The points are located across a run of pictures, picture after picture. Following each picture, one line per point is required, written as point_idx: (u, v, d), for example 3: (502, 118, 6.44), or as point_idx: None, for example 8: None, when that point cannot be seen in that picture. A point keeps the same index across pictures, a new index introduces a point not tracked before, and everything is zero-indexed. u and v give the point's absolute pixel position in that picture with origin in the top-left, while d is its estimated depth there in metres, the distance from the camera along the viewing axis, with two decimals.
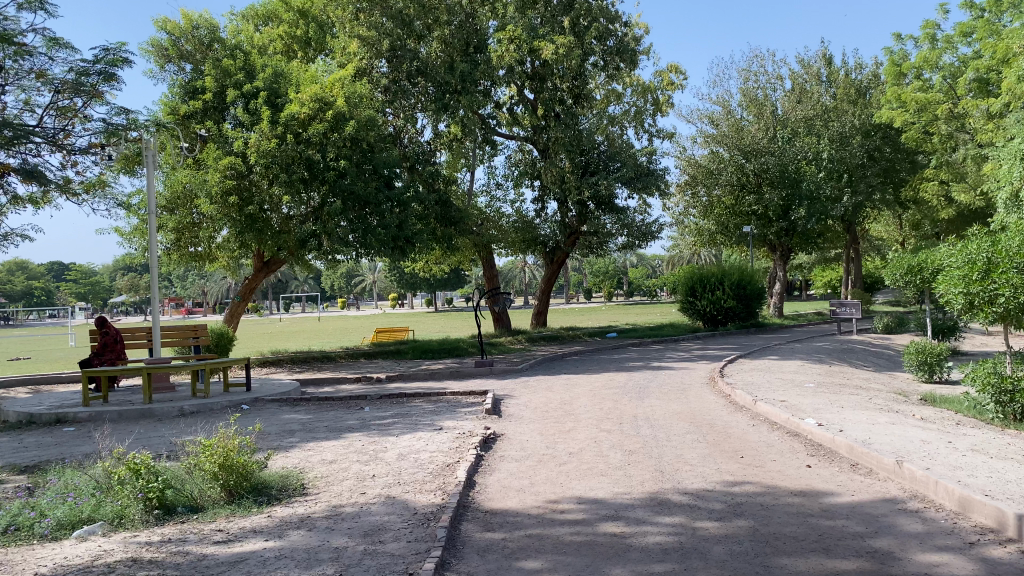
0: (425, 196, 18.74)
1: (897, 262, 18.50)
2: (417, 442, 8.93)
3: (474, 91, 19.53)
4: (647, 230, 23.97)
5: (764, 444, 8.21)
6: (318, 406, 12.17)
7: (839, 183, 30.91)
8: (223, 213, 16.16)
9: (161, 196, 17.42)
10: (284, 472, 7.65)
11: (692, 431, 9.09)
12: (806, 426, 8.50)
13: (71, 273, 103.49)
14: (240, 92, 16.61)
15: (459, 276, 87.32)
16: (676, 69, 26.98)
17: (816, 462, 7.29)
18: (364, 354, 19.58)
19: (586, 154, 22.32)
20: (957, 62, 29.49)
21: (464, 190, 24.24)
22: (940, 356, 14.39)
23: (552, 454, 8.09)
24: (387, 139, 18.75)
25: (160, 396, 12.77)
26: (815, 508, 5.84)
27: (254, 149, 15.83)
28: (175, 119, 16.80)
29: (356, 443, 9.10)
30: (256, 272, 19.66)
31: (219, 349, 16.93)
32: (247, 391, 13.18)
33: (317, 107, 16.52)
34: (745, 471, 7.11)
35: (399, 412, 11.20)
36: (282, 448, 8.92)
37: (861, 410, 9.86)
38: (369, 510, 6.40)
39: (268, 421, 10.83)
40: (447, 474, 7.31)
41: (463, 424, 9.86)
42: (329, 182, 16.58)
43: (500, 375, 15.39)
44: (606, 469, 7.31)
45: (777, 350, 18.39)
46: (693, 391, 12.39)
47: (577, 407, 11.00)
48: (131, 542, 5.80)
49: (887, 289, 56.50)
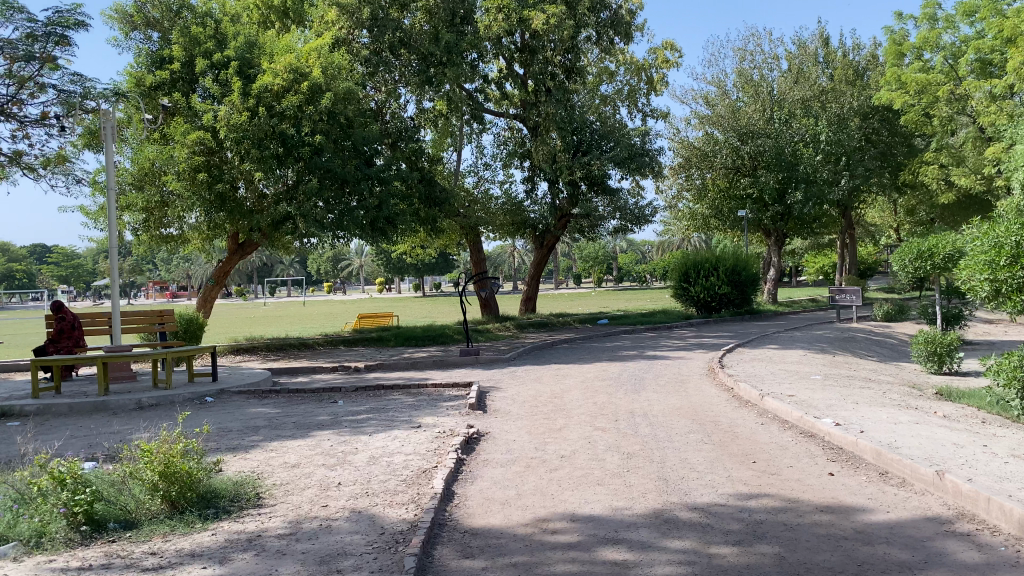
0: (408, 175, 17.81)
1: (904, 247, 17.76)
2: (391, 442, 8.05)
3: (460, 63, 18.47)
4: (640, 214, 23.12)
5: (777, 447, 7.37)
6: (289, 399, 11.26)
7: (836, 167, 30.08)
8: (191, 191, 15.15)
9: (126, 173, 16.37)
10: (237, 480, 6.74)
11: (695, 430, 8.24)
12: (822, 427, 7.68)
13: (54, 256, 101.69)
14: (210, 62, 15.53)
15: (448, 261, 85.96)
16: (670, 46, 26.07)
17: (839, 470, 6.47)
18: (344, 341, 18.67)
19: (578, 133, 21.43)
20: (958, 42, 28.63)
21: (450, 171, 23.24)
22: (951, 346, 13.65)
23: (542, 457, 7.23)
24: (367, 114, 17.78)
25: (118, 386, 11.83)
26: (848, 529, 5.03)
27: (224, 124, 14.73)
28: (141, 90, 15.70)
29: (324, 443, 8.21)
30: (230, 255, 18.64)
31: (187, 337, 15.92)
32: (213, 381, 12.24)
33: (291, 78, 15.45)
34: (760, 481, 6.26)
35: (374, 407, 10.29)
36: (241, 450, 8.02)
37: (878, 406, 9.06)
38: (330, 526, 5.52)
39: (232, 417, 9.91)
40: (423, 483, 6.43)
41: (443, 421, 8.97)
42: (304, 158, 15.62)
43: (486, 365, 14.49)
44: (603, 477, 6.46)
45: (776, 339, 17.61)
46: (692, 384, 11.56)
47: (569, 402, 10.16)
48: (43, 569, 4.89)
49: (878, 276, 55.86)
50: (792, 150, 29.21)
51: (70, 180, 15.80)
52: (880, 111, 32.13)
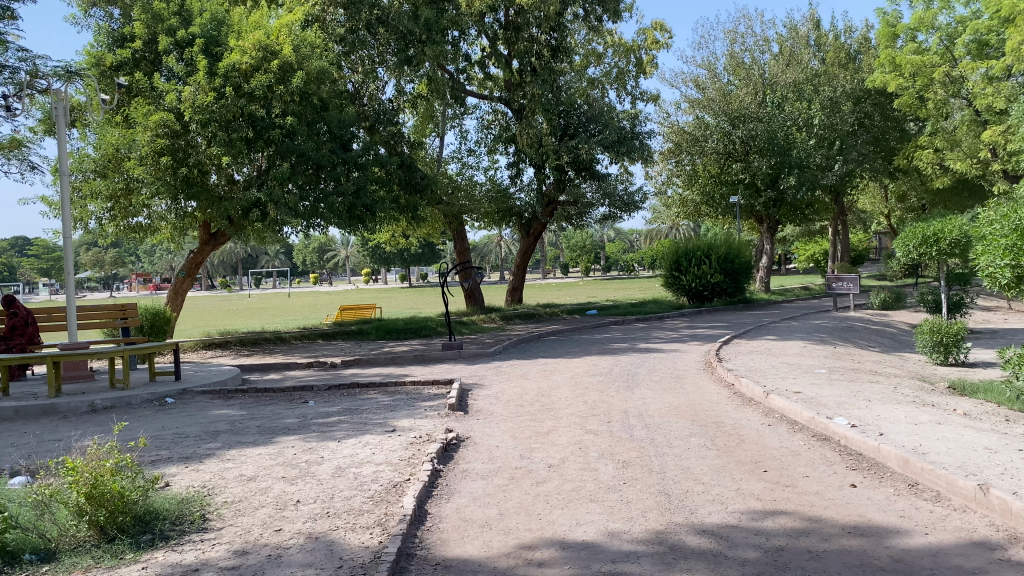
0: (386, 160, 16.96)
1: (906, 234, 17.19)
2: (361, 450, 7.26)
3: (441, 42, 17.59)
4: (631, 200, 22.39)
5: (788, 453, 6.64)
6: (256, 400, 10.43)
7: (829, 151, 29.42)
8: (154, 176, 14.28)
9: (89, 159, 15.42)
10: (181, 498, 5.95)
11: (696, 433, 7.50)
12: (837, 429, 6.96)
13: (34, 248, 99.58)
14: (174, 40, 14.62)
15: (434, 251, 84.73)
16: (660, 26, 25.27)
17: (861, 480, 5.76)
18: (322, 334, 17.85)
19: (564, 116, 20.66)
20: (954, 23, 27.64)
21: (432, 156, 22.38)
22: (957, 336, 13.03)
23: (527, 467, 6.45)
24: (343, 96, 16.93)
25: (74, 387, 10.97)
26: (884, 557, 4.31)
27: (189, 105, 13.88)
28: (100, 70, 14.80)
29: (287, 451, 7.41)
30: (202, 245, 17.72)
31: (154, 332, 15.01)
32: (176, 380, 11.40)
33: (261, 56, 14.58)
34: (774, 495, 5.53)
35: (347, 408, 9.50)
36: (194, 461, 7.21)
37: (892, 404, 8.35)
38: (281, 557, 4.72)
39: (191, 421, 9.09)
40: (392, 501, 5.65)
41: (421, 424, 8.20)
42: (275, 141, 14.70)
43: (470, 360, 13.70)
44: (596, 491, 5.70)
45: (773, 329, 16.91)
46: (689, 379, 10.84)
47: (557, 400, 9.42)
48: None
49: (868, 262, 55.47)
50: (784, 133, 28.54)
51: (26, 166, 14.83)
52: (873, 94, 31.45)
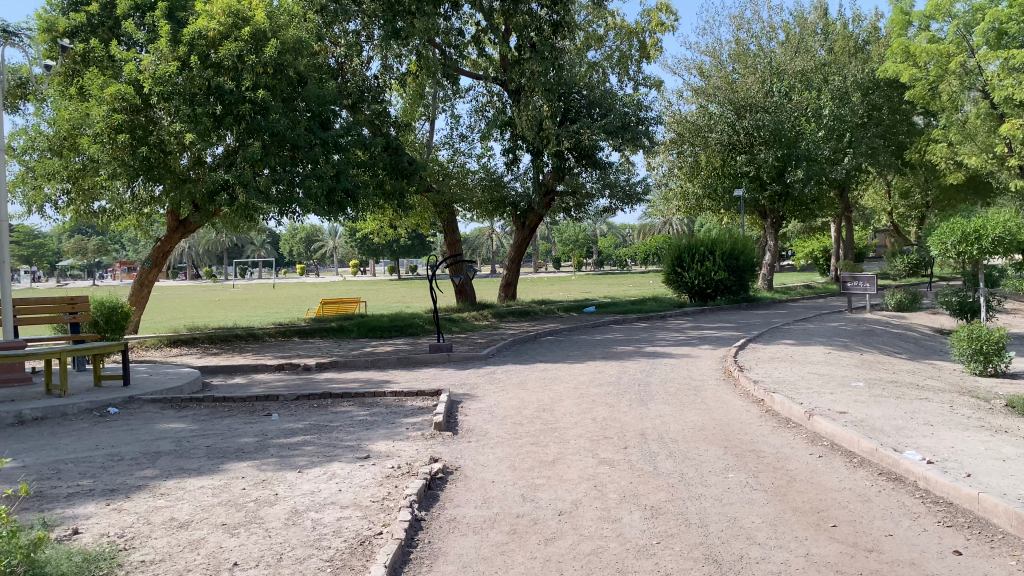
0: (370, 142, 15.51)
1: (944, 229, 16.04)
2: (325, 485, 5.90)
3: (432, 13, 16.25)
4: (633, 192, 21.10)
5: (855, 498, 5.33)
6: (212, 411, 9.04)
7: (838, 144, 28.20)
8: (112, 156, 12.92)
9: (43, 136, 14.04)
10: (85, 556, 4.48)
11: (732, 467, 6.17)
12: (910, 467, 5.67)
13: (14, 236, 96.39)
14: (135, 4, 13.38)
15: (425, 244, 82.37)
16: (666, 8, 23.98)
17: (966, 545, 4.46)
18: (299, 332, 16.43)
19: (563, 99, 19.37)
20: (970, 11, 26.49)
21: (421, 141, 21.04)
22: (999, 344, 11.79)
23: (532, 516, 5.11)
24: (324, 70, 15.50)
25: (5, 392, 9.53)
26: None
27: (151, 76, 12.61)
28: (52, 36, 13.45)
29: (235, 485, 6.03)
30: (170, 234, 16.19)
31: (110, 329, 13.56)
32: (124, 386, 9.97)
33: (231, 23, 13.29)
34: (858, 566, 4.21)
35: (315, 424, 8.12)
36: (118, 497, 5.81)
37: (959, 429, 7.06)
38: None
39: (131, 439, 7.70)
40: (356, 570, 4.28)
41: (400, 449, 6.86)
42: (244, 118, 13.22)
43: (460, 364, 12.32)
44: (623, 559, 4.35)
45: (789, 332, 15.61)
46: (709, 391, 9.53)
47: (562, 417, 8.09)
48: None
49: (871, 262, 54.44)
50: (792, 126, 27.24)
51: None
52: (882, 86, 30.33)
